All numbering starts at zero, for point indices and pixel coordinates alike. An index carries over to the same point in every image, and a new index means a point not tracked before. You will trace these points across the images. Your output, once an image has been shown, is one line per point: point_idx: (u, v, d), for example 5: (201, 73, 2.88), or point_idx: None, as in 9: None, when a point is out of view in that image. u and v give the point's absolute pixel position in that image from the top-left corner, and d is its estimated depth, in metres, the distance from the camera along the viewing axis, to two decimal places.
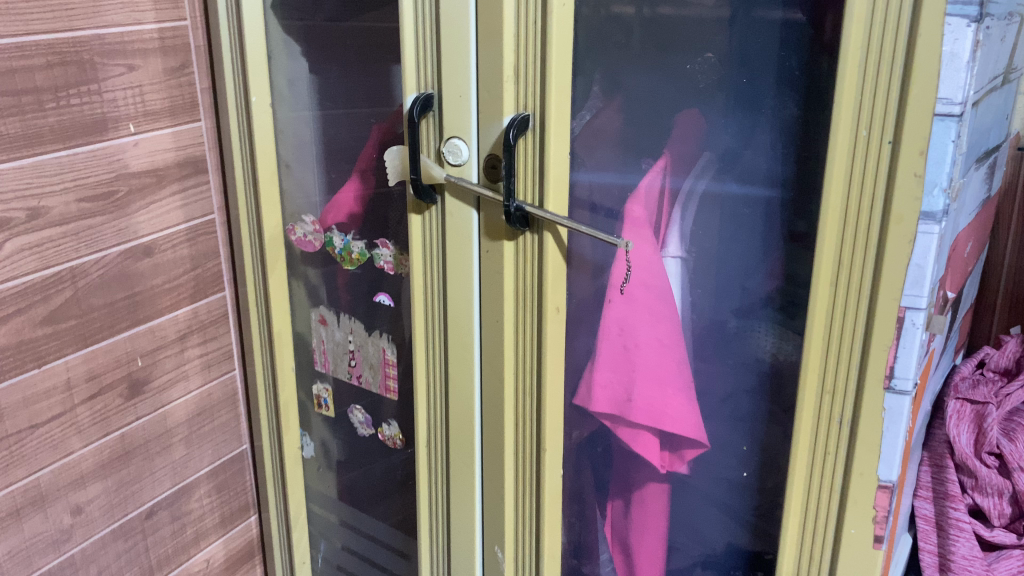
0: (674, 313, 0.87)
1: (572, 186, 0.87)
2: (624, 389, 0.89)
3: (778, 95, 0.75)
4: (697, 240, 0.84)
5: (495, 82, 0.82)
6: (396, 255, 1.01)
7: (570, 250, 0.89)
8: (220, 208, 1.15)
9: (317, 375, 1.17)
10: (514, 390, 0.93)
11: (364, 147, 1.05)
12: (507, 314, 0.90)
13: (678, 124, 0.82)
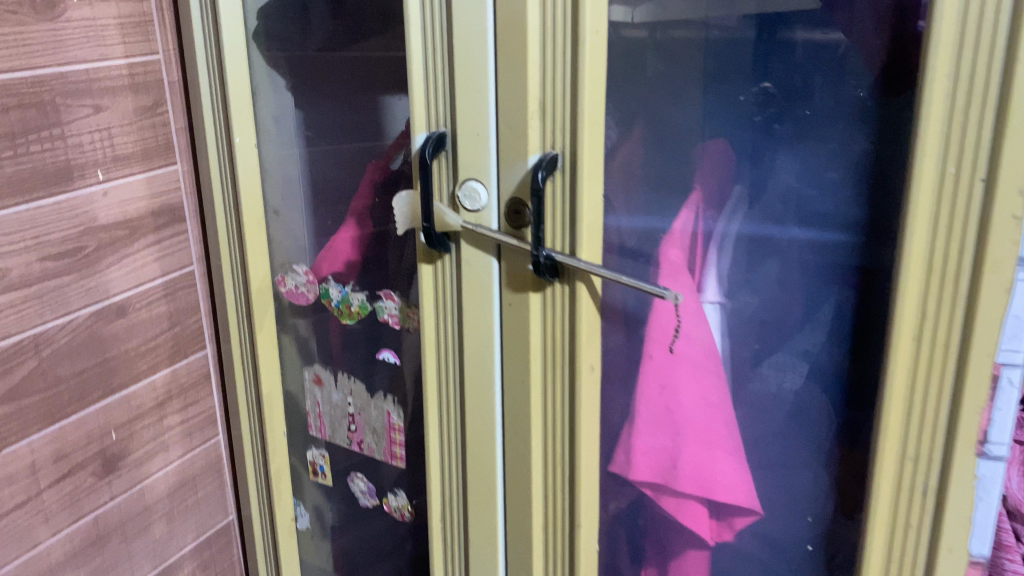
0: (721, 368, 0.78)
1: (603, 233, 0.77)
2: (668, 454, 0.80)
3: (847, 128, 0.67)
4: (735, 286, 0.76)
5: (518, 119, 0.73)
6: (403, 308, 0.90)
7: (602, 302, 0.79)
8: (200, 259, 1.05)
9: (312, 440, 1.06)
10: (542, 459, 0.83)
11: (358, 190, 0.95)
12: (535, 375, 0.81)
13: (704, 157, 0.74)
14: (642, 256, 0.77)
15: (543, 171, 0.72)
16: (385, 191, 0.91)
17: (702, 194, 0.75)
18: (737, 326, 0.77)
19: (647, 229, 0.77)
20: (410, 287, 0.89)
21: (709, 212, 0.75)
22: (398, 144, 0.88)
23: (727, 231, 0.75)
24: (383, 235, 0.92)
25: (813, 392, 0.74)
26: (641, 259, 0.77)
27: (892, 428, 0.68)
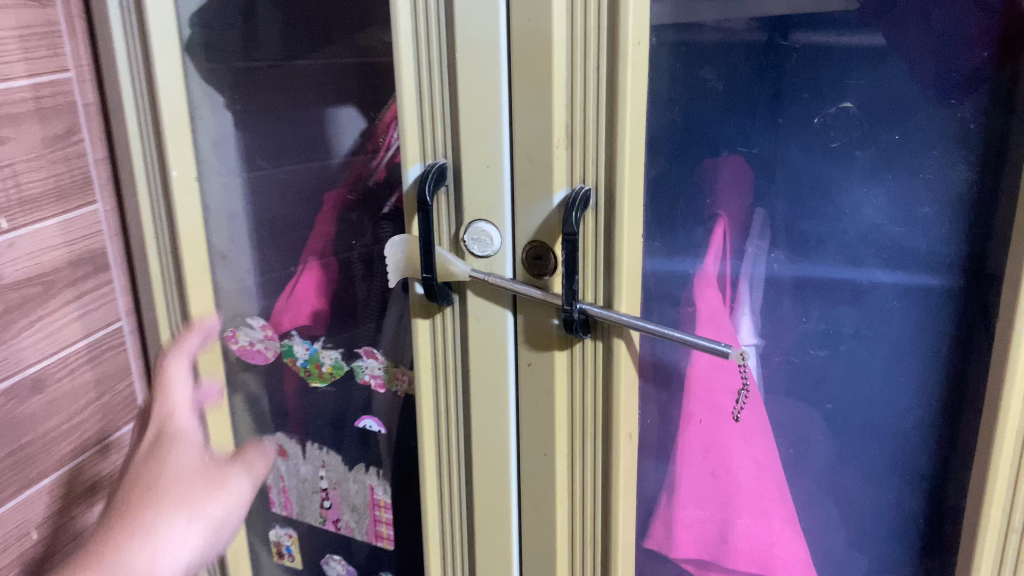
0: (772, 424, 0.66)
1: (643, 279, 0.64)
2: (717, 527, 0.70)
3: (944, 157, 0.54)
4: (795, 340, 0.62)
5: (541, 149, 0.61)
6: (388, 368, 0.77)
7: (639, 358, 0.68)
8: (129, 312, 0.88)
9: (275, 518, 0.92)
10: (570, 540, 0.71)
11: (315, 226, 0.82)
12: (560, 446, 0.68)
13: (721, 173, 0.60)
14: (674, 305, 0.64)
15: (578, 211, 0.60)
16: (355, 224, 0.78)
17: (729, 220, 0.61)
18: (793, 387, 0.64)
19: (672, 269, 0.64)
20: (382, 320, 0.77)
21: (760, 243, 0.61)
22: (346, 160, 0.78)
23: (765, 273, 0.62)
24: (347, 273, 0.80)
25: (892, 464, 0.62)
26: (669, 312, 0.65)
27: (994, 518, 0.57)
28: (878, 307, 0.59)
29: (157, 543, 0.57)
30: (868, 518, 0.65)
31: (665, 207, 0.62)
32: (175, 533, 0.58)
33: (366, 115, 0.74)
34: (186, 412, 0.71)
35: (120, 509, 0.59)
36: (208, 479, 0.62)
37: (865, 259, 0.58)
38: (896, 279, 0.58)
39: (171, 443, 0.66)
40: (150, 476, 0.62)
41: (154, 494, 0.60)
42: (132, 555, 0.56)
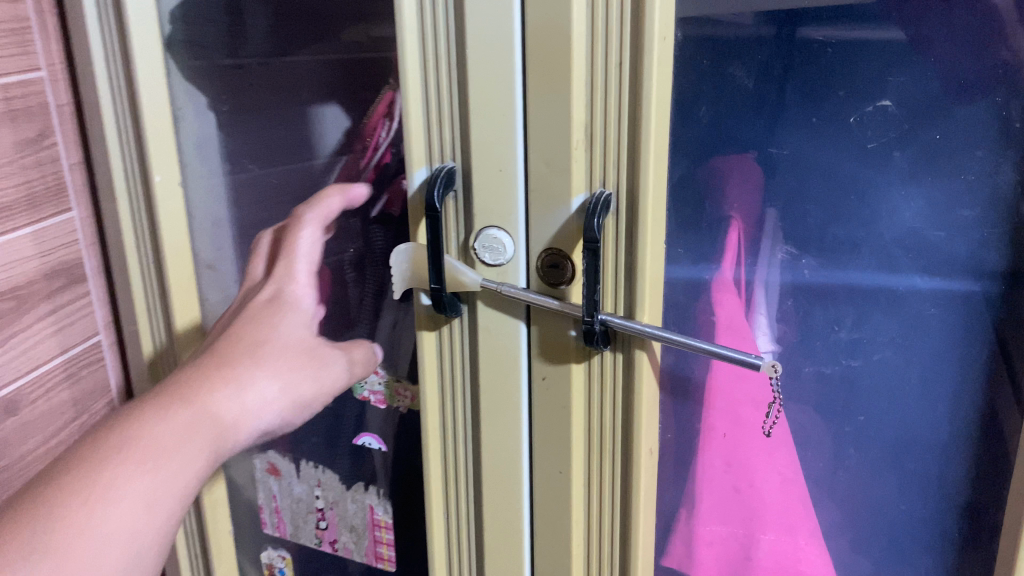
0: (795, 436, 0.63)
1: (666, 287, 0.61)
2: (740, 545, 0.67)
3: (989, 157, 0.52)
4: (825, 350, 0.60)
5: (559, 151, 0.57)
6: (389, 382, 0.73)
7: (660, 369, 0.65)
8: (107, 325, 0.84)
9: (269, 539, 0.89)
10: (586, 561, 0.68)
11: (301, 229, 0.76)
12: (576, 463, 0.65)
13: (726, 171, 0.57)
14: (689, 314, 0.62)
15: (600, 217, 0.56)
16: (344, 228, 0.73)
17: (743, 223, 0.59)
18: (822, 399, 0.61)
19: (689, 277, 0.61)
20: (376, 323, 0.74)
21: (791, 250, 0.58)
22: (330, 161, 0.74)
23: (779, 278, 0.60)
24: (340, 276, 0.75)
25: (926, 478, 0.60)
26: (685, 320, 0.62)
27: None
28: (915, 315, 0.56)
29: (246, 388, 0.55)
30: (900, 534, 0.62)
31: (689, 211, 0.59)
32: (262, 391, 0.56)
33: (350, 114, 0.71)
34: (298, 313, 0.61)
35: (221, 356, 0.56)
36: (303, 348, 0.60)
37: (901, 265, 0.56)
38: (935, 284, 0.55)
39: (276, 309, 0.61)
40: (253, 330, 0.59)
41: (256, 353, 0.57)
42: (220, 398, 0.53)
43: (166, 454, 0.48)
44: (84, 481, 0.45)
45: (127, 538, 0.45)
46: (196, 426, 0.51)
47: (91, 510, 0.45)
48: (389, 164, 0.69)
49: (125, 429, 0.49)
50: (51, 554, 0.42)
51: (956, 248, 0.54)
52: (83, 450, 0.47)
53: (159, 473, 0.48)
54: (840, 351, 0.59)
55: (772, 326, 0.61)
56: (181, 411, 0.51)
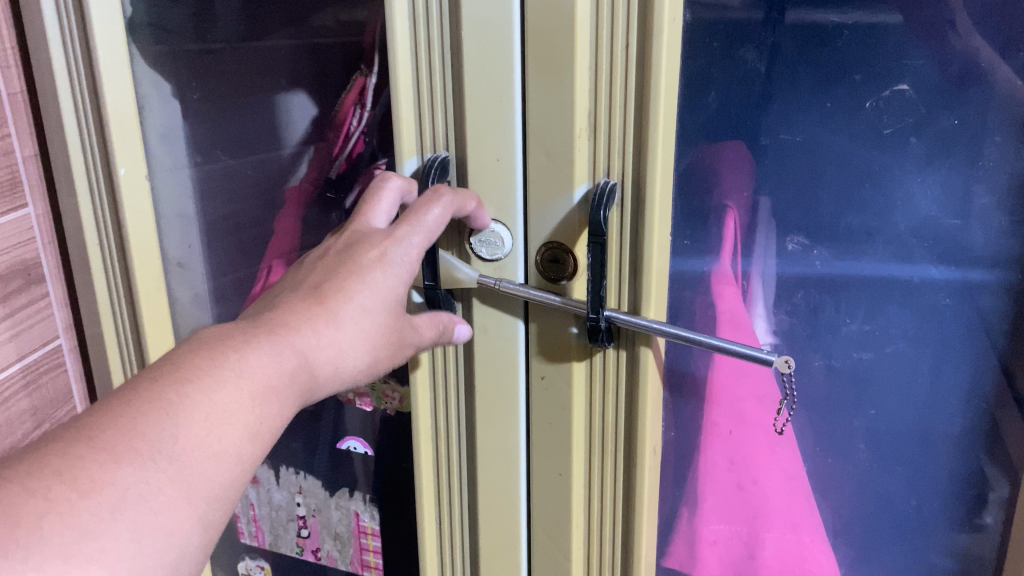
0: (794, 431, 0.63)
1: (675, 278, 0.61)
2: (744, 544, 0.66)
3: (1006, 143, 0.52)
4: (835, 343, 0.60)
5: (561, 140, 0.54)
6: (376, 386, 0.70)
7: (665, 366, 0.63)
8: (67, 329, 0.79)
9: (246, 549, 0.85)
10: (585, 568, 0.66)
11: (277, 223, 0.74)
12: (576, 466, 0.62)
13: (719, 161, 0.57)
14: (684, 306, 0.62)
15: (605, 208, 0.53)
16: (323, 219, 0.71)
17: (738, 213, 0.58)
18: (831, 392, 0.61)
19: (684, 269, 0.61)
20: None
21: (802, 241, 0.58)
22: (298, 151, 0.70)
23: (775, 270, 0.59)
24: None
25: (936, 466, 0.60)
26: (683, 312, 0.62)
27: None
28: (929, 306, 0.57)
29: (345, 335, 0.46)
30: (908, 524, 0.63)
31: (697, 202, 0.59)
32: (353, 344, 0.47)
33: (317, 101, 0.67)
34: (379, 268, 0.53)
35: (325, 291, 0.47)
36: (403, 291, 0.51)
37: (916, 255, 0.56)
38: (950, 276, 0.55)
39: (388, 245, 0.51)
40: (354, 272, 0.48)
41: (360, 298, 0.48)
42: (314, 345, 0.45)
43: (271, 395, 0.42)
44: (205, 391, 0.40)
45: (230, 462, 0.40)
46: (302, 373, 0.44)
47: (208, 424, 0.39)
48: (362, 153, 0.67)
49: (241, 351, 0.42)
50: (171, 457, 0.37)
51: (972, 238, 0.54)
52: (192, 356, 0.41)
53: (265, 407, 0.42)
54: (853, 343, 0.59)
55: (775, 318, 0.60)
56: (288, 352, 0.44)
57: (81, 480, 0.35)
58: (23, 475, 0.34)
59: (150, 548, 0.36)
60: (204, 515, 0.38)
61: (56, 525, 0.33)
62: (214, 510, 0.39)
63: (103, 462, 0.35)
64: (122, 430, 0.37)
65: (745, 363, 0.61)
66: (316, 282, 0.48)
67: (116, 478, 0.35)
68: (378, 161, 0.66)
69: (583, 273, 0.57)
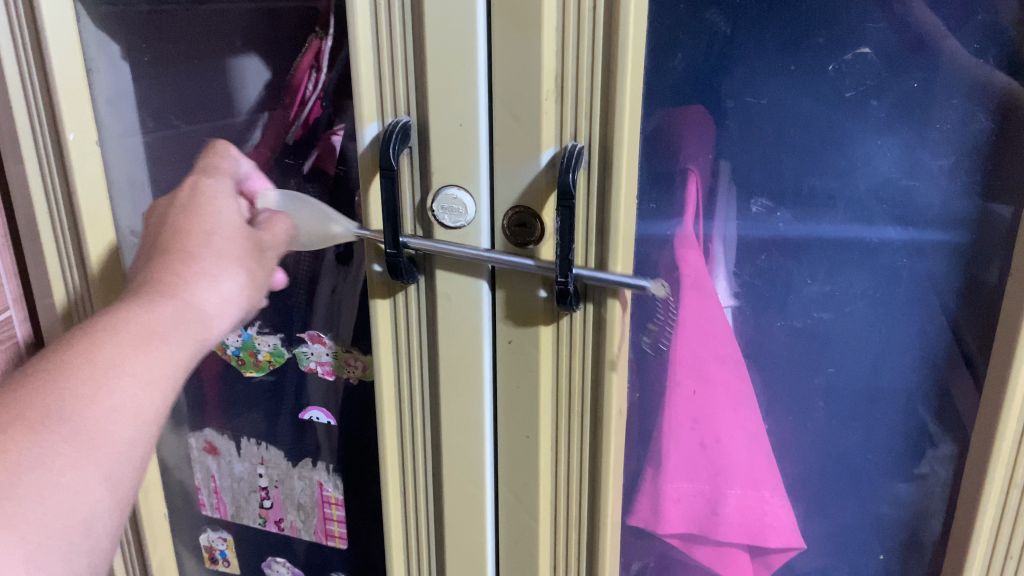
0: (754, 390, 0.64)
1: (640, 242, 0.61)
2: (706, 501, 0.67)
3: (964, 106, 0.53)
4: (796, 303, 0.61)
5: (526, 103, 0.54)
6: (339, 353, 0.70)
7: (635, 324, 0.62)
8: (17, 300, 0.77)
9: (208, 521, 0.85)
10: (552, 531, 0.67)
11: None
12: (544, 429, 0.63)
13: (682, 125, 0.58)
14: (648, 272, 0.62)
15: (574, 172, 0.53)
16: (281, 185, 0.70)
17: (700, 177, 0.59)
18: (792, 351, 0.63)
19: (648, 233, 0.61)
20: (314, 292, 0.70)
21: (766, 203, 0.58)
22: (251, 117, 0.69)
23: (735, 233, 0.60)
24: None
25: (890, 421, 0.63)
26: (646, 276, 0.62)
27: (999, 471, 0.57)
28: (887, 266, 0.58)
29: (211, 279, 0.50)
30: (863, 476, 0.65)
31: (661, 165, 0.59)
32: (226, 283, 0.51)
33: (270, 65, 0.66)
34: (309, 210, 0.62)
35: (171, 245, 0.51)
36: (251, 248, 0.54)
37: (875, 217, 0.57)
38: (907, 236, 0.57)
39: (206, 198, 0.55)
40: (188, 221, 0.53)
41: (204, 239, 0.52)
42: (189, 291, 0.49)
43: (156, 341, 0.45)
44: (83, 354, 0.43)
45: (133, 418, 0.43)
46: (180, 317, 0.47)
47: (100, 380, 0.42)
48: (319, 118, 0.66)
49: (112, 315, 0.46)
50: (64, 418, 0.40)
51: (928, 201, 0.56)
52: (66, 337, 0.44)
53: (152, 357, 0.45)
54: (812, 302, 0.61)
55: (737, 280, 0.61)
56: (160, 304, 0.47)
57: None
58: None
59: (58, 508, 0.38)
60: (113, 468, 0.41)
61: None
62: (119, 466, 0.42)
63: None
64: (13, 406, 0.39)
65: (709, 324, 0.62)
66: (158, 245, 0.52)
67: (11, 446, 0.37)
68: (335, 126, 0.65)
69: (550, 237, 0.57)
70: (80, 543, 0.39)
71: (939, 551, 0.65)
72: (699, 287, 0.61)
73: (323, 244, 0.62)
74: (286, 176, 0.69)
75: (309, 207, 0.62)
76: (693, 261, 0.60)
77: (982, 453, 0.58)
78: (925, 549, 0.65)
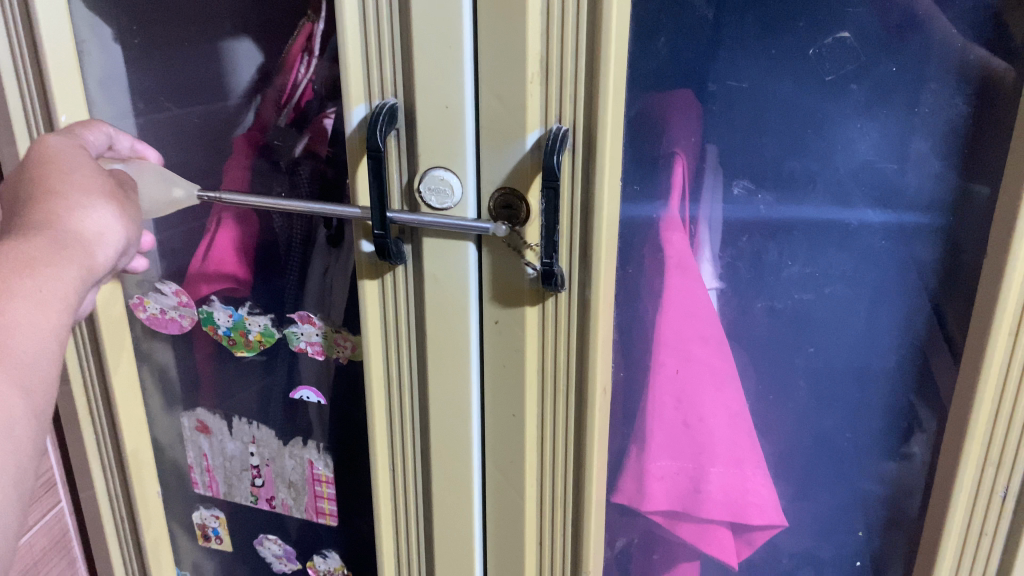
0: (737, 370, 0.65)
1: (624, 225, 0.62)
2: (689, 478, 0.68)
3: (941, 90, 0.54)
4: (778, 285, 0.63)
5: (512, 86, 0.55)
6: (327, 334, 0.71)
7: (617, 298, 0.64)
8: None
9: (201, 499, 0.86)
10: (538, 507, 0.68)
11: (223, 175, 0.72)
12: (530, 407, 0.64)
13: (667, 109, 0.59)
14: (633, 253, 0.63)
15: (559, 154, 0.54)
16: (270, 167, 0.70)
17: (686, 159, 0.60)
18: (774, 331, 0.64)
19: (633, 215, 0.62)
20: (305, 272, 0.71)
21: (747, 185, 0.60)
22: (244, 100, 0.70)
23: (721, 215, 0.62)
24: (266, 220, 0.72)
25: (871, 399, 0.64)
26: (631, 256, 0.63)
27: (975, 449, 0.59)
28: (866, 248, 0.60)
29: (84, 205, 0.48)
30: (843, 453, 0.67)
31: (645, 147, 0.60)
32: (101, 209, 0.48)
33: (263, 49, 0.68)
34: (152, 173, 0.60)
35: (33, 179, 0.48)
36: (113, 181, 0.51)
37: (855, 200, 0.59)
38: (886, 219, 0.59)
39: (61, 140, 0.53)
40: (47, 158, 0.50)
41: (68, 171, 0.49)
42: (61, 215, 0.46)
43: (34, 272, 0.43)
44: None
45: (29, 339, 0.42)
46: (58, 244, 0.45)
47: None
48: (311, 101, 0.67)
49: None
50: None
51: (906, 185, 0.57)
52: None
53: (35, 283, 0.43)
54: (793, 284, 0.62)
55: (721, 262, 0.63)
56: (34, 232, 0.45)
57: None
58: None
59: None
60: (28, 379, 0.41)
61: None
62: (32, 382, 0.42)
63: None
64: None
65: (692, 305, 0.63)
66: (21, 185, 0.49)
67: None
68: (327, 109, 0.66)
69: (535, 219, 0.59)
70: (9, 452, 0.39)
71: (917, 527, 0.66)
72: (682, 268, 0.62)
73: (166, 209, 0.61)
74: (274, 158, 0.70)
75: (153, 169, 0.60)
76: (677, 243, 0.61)
77: (958, 430, 0.59)
78: (903, 524, 0.67)
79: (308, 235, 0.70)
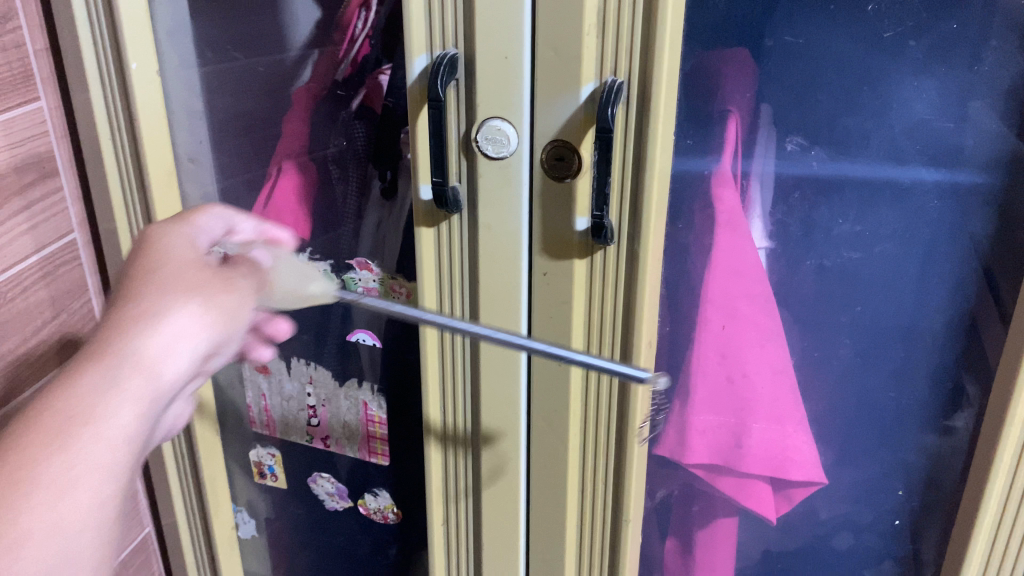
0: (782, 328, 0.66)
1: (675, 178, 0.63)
2: (731, 433, 0.69)
3: (1002, 47, 0.54)
4: (828, 242, 0.63)
5: (567, 37, 0.56)
6: (384, 280, 0.74)
7: (672, 251, 0.65)
8: (82, 224, 0.81)
9: (258, 438, 0.90)
10: (581, 455, 0.70)
11: (283, 124, 0.75)
12: (575, 356, 0.66)
13: (724, 65, 0.59)
14: (684, 207, 0.64)
15: (614, 106, 0.55)
16: (327, 117, 0.72)
17: (739, 117, 0.60)
18: (821, 289, 0.65)
19: (685, 169, 0.63)
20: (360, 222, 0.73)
21: (801, 141, 0.61)
22: (303, 54, 0.71)
23: (774, 170, 0.62)
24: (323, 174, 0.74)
25: (915, 359, 0.65)
26: (682, 211, 0.64)
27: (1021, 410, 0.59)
28: (917, 206, 0.60)
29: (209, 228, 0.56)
30: (887, 414, 0.67)
31: (700, 102, 0.60)
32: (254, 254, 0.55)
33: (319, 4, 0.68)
34: (290, 264, 0.56)
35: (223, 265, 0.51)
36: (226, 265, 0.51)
37: (908, 157, 0.59)
38: (940, 178, 0.59)
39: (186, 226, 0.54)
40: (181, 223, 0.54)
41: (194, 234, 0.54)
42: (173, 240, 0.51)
43: (115, 398, 0.42)
44: (194, 292, 0.47)
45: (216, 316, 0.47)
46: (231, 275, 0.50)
47: (70, 474, 0.40)
48: (368, 56, 0.68)
49: (166, 299, 0.45)
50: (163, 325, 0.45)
51: (961, 143, 0.58)
52: (148, 281, 0.47)
53: (212, 299, 0.47)
54: (844, 241, 0.63)
55: (771, 219, 0.64)
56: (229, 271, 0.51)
57: (127, 323, 0.44)
58: (107, 330, 0.44)
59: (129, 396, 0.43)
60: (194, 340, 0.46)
61: (166, 300, 0.45)
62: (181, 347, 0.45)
63: (167, 289, 0.46)
64: (132, 316, 0.44)
65: (739, 262, 0.63)
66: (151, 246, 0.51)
67: (162, 301, 0.45)
68: (383, 65, 0.67)
69: (587, 171, 0.60)
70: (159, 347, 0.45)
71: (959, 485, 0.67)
72: (733, 223, 0.62)
73: (300, 303, 0.57)
74: (331, 110, 0.72)
75: (289, 261, 0.57)
76: (728, 200, 0.62)
77: (1005, 388, 0.59)
78: (946, 482, 0.67)
79: (361, 186, 0.73)
